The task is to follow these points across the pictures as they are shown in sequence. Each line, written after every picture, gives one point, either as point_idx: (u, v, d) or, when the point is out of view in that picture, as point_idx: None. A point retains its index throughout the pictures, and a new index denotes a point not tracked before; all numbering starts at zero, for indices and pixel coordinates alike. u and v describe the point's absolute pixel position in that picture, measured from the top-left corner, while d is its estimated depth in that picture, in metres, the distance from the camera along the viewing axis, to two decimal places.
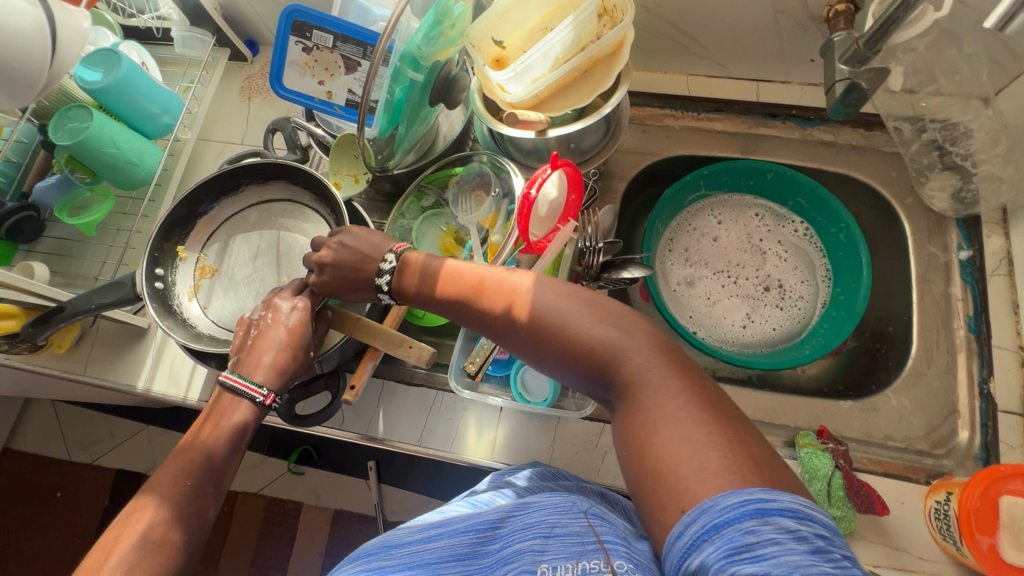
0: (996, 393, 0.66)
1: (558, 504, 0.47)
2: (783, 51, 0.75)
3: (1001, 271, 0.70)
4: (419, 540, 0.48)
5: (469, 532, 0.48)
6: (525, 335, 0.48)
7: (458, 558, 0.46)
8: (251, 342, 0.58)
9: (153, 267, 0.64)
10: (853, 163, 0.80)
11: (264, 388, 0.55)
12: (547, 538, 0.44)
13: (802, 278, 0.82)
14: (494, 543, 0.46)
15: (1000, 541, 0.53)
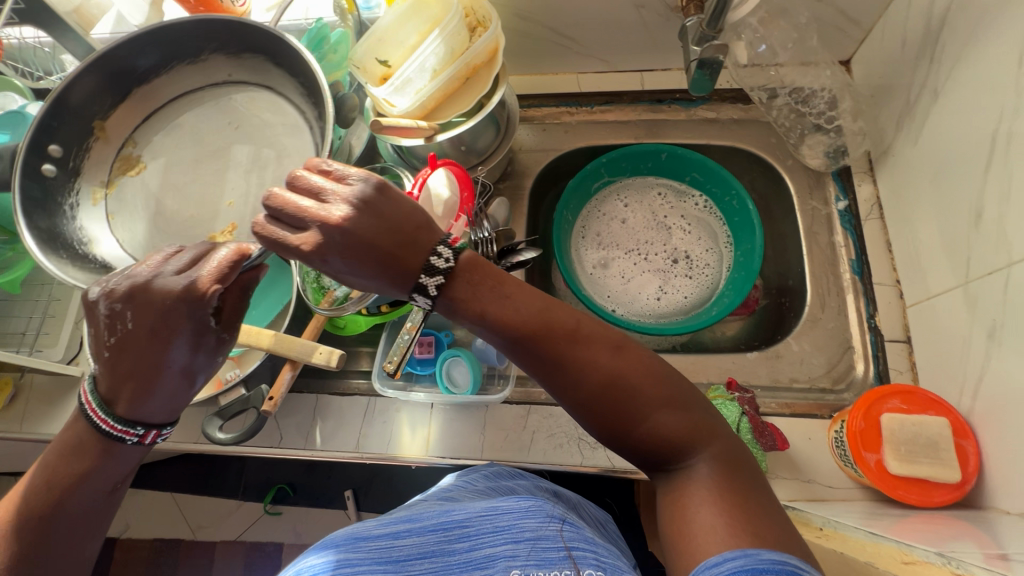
0: (882, 325, 0.72)
1: (528, 504, 0.45)
2: (654, 41, 0.82)
3: (874, 216, 0.77)
4: (387, 536, 0.42)
5: (436, 530, 0.43)
6: (598, 396, 0.44)
7: (422, 558, 0.41)
8: (115, 351, 0.45)
9: (46, 143, 0.59)
10: (736, 135, 0.86)
11: (140, 426, 0.47)
12: (518, 543, 0.41)
13: (705, 246, 0.88)
14: (460, 543, 0.42)
15: (885, 457, 0.58)
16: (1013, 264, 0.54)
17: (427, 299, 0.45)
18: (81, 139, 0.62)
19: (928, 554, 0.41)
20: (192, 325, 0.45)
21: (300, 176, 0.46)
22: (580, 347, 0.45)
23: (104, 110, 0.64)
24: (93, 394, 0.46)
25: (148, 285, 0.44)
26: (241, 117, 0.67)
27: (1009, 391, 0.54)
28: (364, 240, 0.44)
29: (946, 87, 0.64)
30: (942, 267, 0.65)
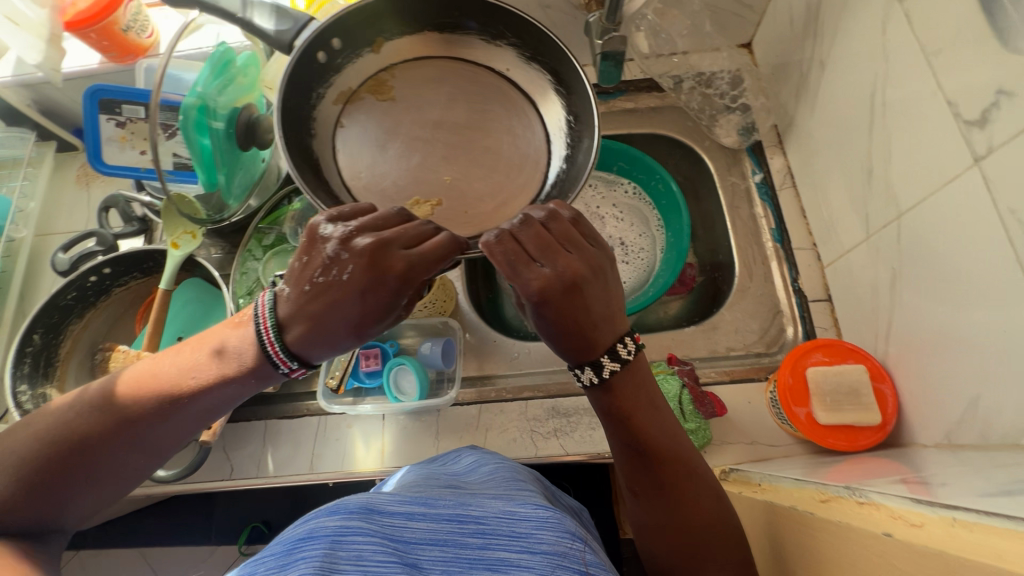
0: (805, 287, 0.76)
1: (551, 515, 0.40)
2: (565, 39, 0.85)
3: (787, 185, 0.81)
4: (400, 517, 0.38)
5: (450, 519, 0.39)
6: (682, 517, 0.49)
7: (431, 545, 0.37)
8: (319, 284, 0.45)
9: (331, 37, 0.57)
10: (655, 122, 0.90)
11: (294, 362, 0.46)
12: (534, 555, 0.36)
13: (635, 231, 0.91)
14: (473, 537, 0.37)
15: (814, 410, 0.61)
16: (902, 214, 0.58)
17: (593, 377, 0.47)
18: (359, 46, 0.61)
19: (835, 488, 0.41)
20: (390, 297, 0.46)
21: (562, 217, 0.48)
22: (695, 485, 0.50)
23: (360, 36, 0.60)
24: (270, 316, 0.46)
25: (377, 248, 0.45)
26: (456, 118, 0.65)
27: (913, 331, 0.58)
28: (576, 303, 0.45)
29: (829, 59, 0.68)
30: (848, 226, 0.69)
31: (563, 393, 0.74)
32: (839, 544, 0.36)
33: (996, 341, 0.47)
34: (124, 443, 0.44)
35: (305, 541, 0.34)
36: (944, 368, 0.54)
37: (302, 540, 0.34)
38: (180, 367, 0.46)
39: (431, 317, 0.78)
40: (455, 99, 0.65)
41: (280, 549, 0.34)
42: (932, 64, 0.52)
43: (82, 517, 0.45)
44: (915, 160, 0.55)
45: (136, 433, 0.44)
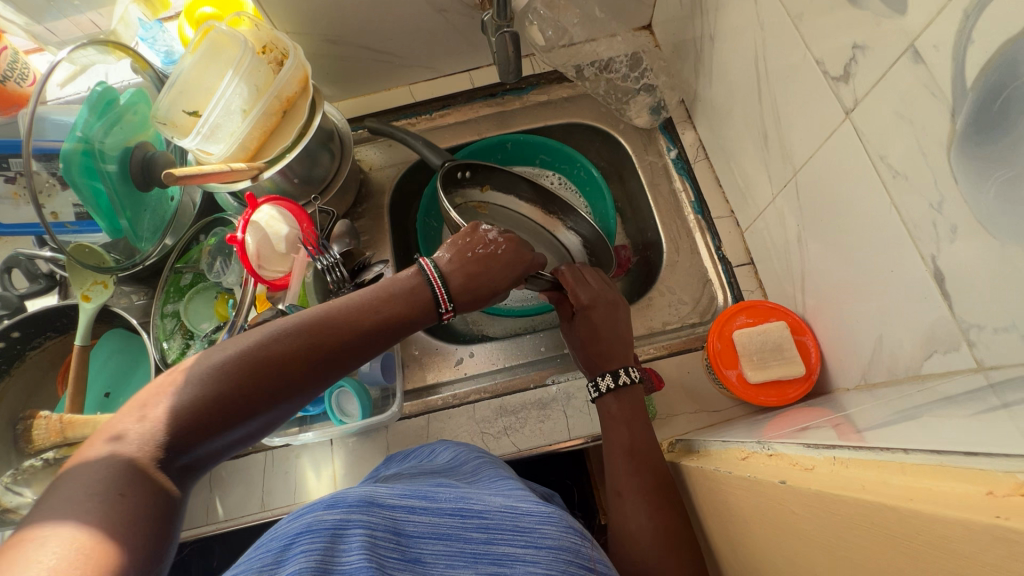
0: (728, 254, 0.78)
1: (551, 513, 0.43)
2: (468, 39, 0.85)
3: (701, 158, 0.84)
4: (402, 510, 0.39)
5: (452, 514, 0.40)
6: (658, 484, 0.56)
7: (434, 539, 0.38)
8: (476, 253, 0.59)
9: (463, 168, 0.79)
10: (570, 112, 0.91)
11: (450, 303, 0.56)
12: (539, 551, 0.39)
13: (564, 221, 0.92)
14: (476, 532, 0.39)
15: (742, 369, 0.63)
16: (798, 172, 0.61)
17: (611, 380, 0.61)
18: (477, 179, 0.83)
19: (751, 444, 0.42)
20: (518, 269, 0.60)
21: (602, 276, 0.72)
22: (665, 489, 0.55)
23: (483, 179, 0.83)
24: (436, 268, 0.56)
25: (521, 240, 0.63)
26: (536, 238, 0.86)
27: (824, 282, 0.61)
28: (614, 326, 0.65)
29: (717, 31, 0.70)
30: (757, 189, 0.72)
31: (509, 390, 0.74)
32: (752, 498, 0.37)
33: (889, 281, 0.50)
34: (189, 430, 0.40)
35: (303, 534, 0.34)
36: (853, 313, 0.56)
37: (301, 533, 0.35)
38: (358, 307, 0.51)
39: None
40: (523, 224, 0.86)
41: (281, 542, 0.35)
42: (799, 27, 0.54)
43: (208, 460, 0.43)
44: (800, 120, 0.58)
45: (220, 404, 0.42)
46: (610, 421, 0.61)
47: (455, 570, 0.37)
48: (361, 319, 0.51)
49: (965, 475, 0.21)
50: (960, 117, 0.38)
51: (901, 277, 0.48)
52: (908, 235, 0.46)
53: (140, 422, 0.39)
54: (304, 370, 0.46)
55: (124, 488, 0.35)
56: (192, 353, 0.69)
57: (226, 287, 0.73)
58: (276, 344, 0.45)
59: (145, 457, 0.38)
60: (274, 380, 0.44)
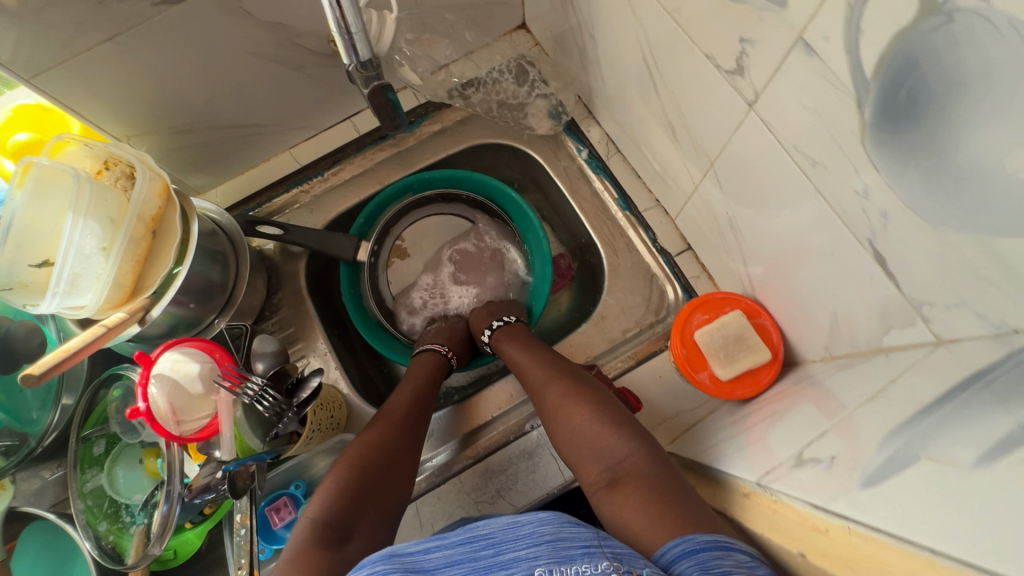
0: (666, 244, 0.76)
1: (546, 511, 0.44)
2: (339, 87, 0.77)
3: (612, 152, 0.81)
4: (419, 553, 0.42)
5: (463, 542, 0.42)
6: (552, 368, 0.66)
7: (449, 566, 0.41)
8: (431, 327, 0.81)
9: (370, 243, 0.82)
10: (469, 135, 0.85)
11: (442, 344, 0.77)
12: (541, 552, 0.40)
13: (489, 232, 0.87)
14: (484, 550, 0.41)
15: (712, 369, 0.63)
16: (714, 159, 0.59)
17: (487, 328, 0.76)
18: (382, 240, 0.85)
19: (752, 483, 0.46)
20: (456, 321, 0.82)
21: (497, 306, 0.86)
22: (556, 365, 0.66)
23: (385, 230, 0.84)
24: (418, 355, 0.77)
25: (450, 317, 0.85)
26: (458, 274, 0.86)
27: (767, 261, 0.60)
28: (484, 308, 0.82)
29: (596, 25, 0.67)
30: (677, 178, 0.70)
31: (492, 448, 0.70)
32: None
33: (830, 261, 0.49)
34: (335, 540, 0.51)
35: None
36: (802, 290, 0.56)
37: None
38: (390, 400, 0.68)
39: (325, 441, 0.67)
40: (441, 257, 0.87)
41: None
42: (680, 21, 0.51)
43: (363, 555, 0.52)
44: (705, 112, 0.55)
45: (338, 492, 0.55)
46: (500, 347, 0.73)
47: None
48: (407, 396, 0.67)
49: None
50: (867, 106, 0.36)
51: (843, 259, 0.47)
52: (841, 222, 0.45)
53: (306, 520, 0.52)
54: (393, 442, 0.61)
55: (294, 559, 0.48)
56: (135, 531, 0.59)
57: (149, 442, 0.64)
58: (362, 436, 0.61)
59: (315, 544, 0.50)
60: (370, 455, 0.59)
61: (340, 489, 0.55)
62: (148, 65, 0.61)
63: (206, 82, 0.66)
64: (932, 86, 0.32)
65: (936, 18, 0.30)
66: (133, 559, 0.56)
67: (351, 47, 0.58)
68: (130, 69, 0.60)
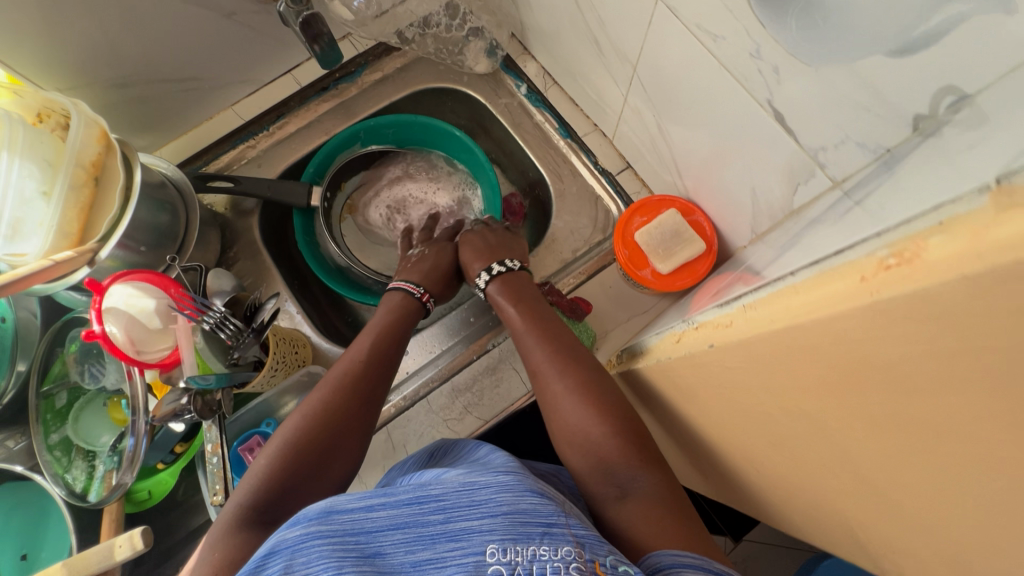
0: (607, 165, 0.80)
1: (510, 476, 0.39)
2: (275, 37, 0.78)
3: (550, 84, 0.84)
4: (360, 509, 0.36)
5: (411, 502, 0.37)
6: (561, 346, 0.60)
7: (392, 530, 0.35)
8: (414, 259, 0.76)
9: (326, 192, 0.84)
10: (411, 81, 0.87)
11: (419, 286, 0.72)
12: (497, 524, 0.35)
13: (424, 170, 0.91)
14: (434, 513, 0.36)
15: (654, 265, 0.67)
16: (636, 64, 0.63)
17: (485, 274, 0.69)
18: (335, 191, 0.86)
19: (681, 325, 0.44)
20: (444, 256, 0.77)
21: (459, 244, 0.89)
22: (566, 347, 0.60)
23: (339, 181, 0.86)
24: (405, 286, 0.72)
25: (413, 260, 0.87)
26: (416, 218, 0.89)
27: (695, 158, 0.64)
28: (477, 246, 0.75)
29: None
30: (609, 96, 0.74)
31: (456, 369, 0.73)
32: (698, 372, 0.38)
33: (743, 137, 0.53)
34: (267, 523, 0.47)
35: (270, 556, 0.34)
36: (725, 177, 0.60)
37: (264, 556, 0.34)
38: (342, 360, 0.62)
39: (291, 375, 0.69)
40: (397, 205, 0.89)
41: (253, 562, 0.34)
42: None
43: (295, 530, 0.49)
44: (622, 15, 0.59)
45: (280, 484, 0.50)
46: (498, 303, 0.67)
47: (418, 557, 0.35)
48: (359, 358, 0.61)
49: (837, 273, 0.22)
50: None
51: (753, 130, 0.51)
52: (745, 91, 0.49)
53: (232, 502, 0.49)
54: (341, 417, 0.56)
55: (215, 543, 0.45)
56: (107, 474, 0.60)
57: (112, 389, 0.64)
58: (306, 406, 0.56)
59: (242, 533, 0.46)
60: (316, 434, 0.54)
61: (275, 467, 0.51)
62: (72, 12, 0.60)
63: (135, 30, 0.66)
64: None
65: None
66: (105, 497, 0.57)
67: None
68: (55, 16, 0.60)
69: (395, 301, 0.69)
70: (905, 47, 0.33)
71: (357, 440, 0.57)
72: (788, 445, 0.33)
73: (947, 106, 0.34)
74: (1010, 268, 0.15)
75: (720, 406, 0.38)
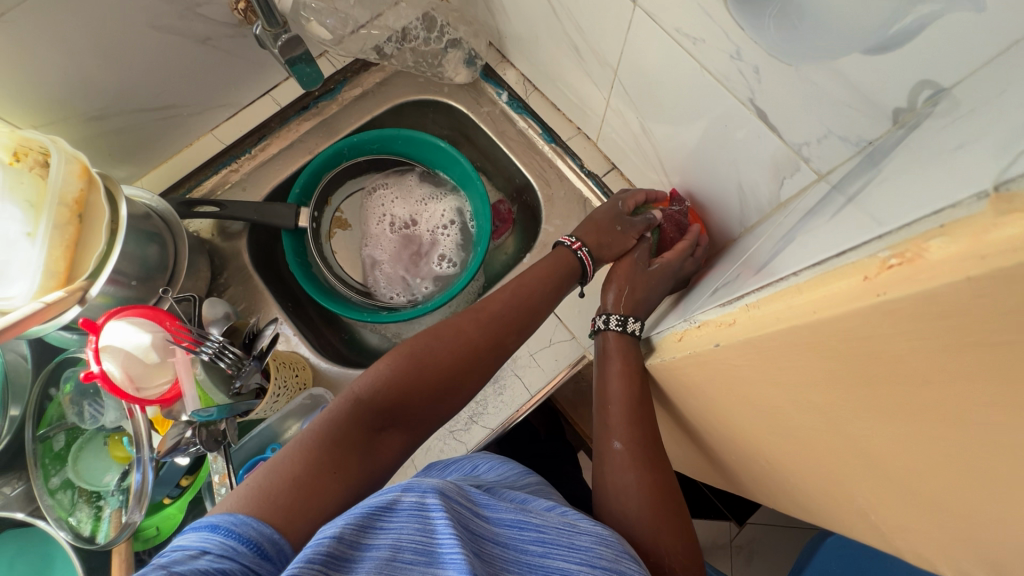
0: (592, 167, 0.81)
1: (604, 533, 0.42)
2: (250, 59, 0.77)
3: (530, 90, 0.84)
4: (468, 509, 0.37)
5: (512, 526, 0.39)
6: (644, 420, 0.56)
7: (493, 544, 0.37)
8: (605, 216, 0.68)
9: (314, 213, 0.84)
10: (391, 95, 0.87)
11: (581, 247, 0.66)
12: (595, 569, 0.38)
13: (391, 182, 0.91)
14: (532, 545, 0.38)
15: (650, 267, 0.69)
16: (617, 68, 0.63)
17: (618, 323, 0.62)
18: (324, 209, 0.86)
19: (682, 324, 0.45)
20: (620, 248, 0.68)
21: (450, 249, 0.89)
22: (650, 426, 0.57)
23: (327, 199, 0.87)
24: (582, 243, 0.67)
25: (406, 271, 0.88)
26: (406, 231, 0.89)
27: (681, 158, 0.65)
28: (638, 266, 0.66)
29: None
30: (590, 100, 0.74)
31: None
32: (701, 369, 0.40)
33: (725, 134, 0.55)
34: (378, 421, 0.49)
35: (391, 512, 0.34)
36: (710, 174, 0.62)
37: (384, 508, 0.34)
38: (503, 304, 0.60)
39: (294, 399, 0.68)
40: (383, 219, 0.89)
41: (368, 508, 0.34)
42: None
43: (394, 445, 0.50)
44: (601, 21, 0.59)
45: (403, 397, 0.51)
46: (608, 346, 0.61)
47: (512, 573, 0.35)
48: (515, 304, 0.60)
49: (839, 274, 0.23)
50: None
51: (736, 127, 0.52)
52: (725, 89, 0.50)
53: (352, 396, 0.50)
54: (484, 357, 0.56)
55: (318, 431, 0.46)
56: (111, 514, 0.59)
57: (112, 427, 0.63)
58: (446, 333, 0.56)
59: (357, 427, 0.48)
60: (450, 368, 0.54)
61: (402, 382, 0.52)
62: (44, 48, 0.59)
63: (110, 62, 0.65)
64: None
65: None
66: (114, 537, 0.57)
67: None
68: (29, 53, 0.59)
69: (559, 262, 0.65)
70: (882, 44, 0.35)
71: (477, 387, 0.56)
72: (794, 437, 0.34)
73: (925, 99, 0.35)
74: (1019, 268, 0.16)
75: (726, 401, 0.39)
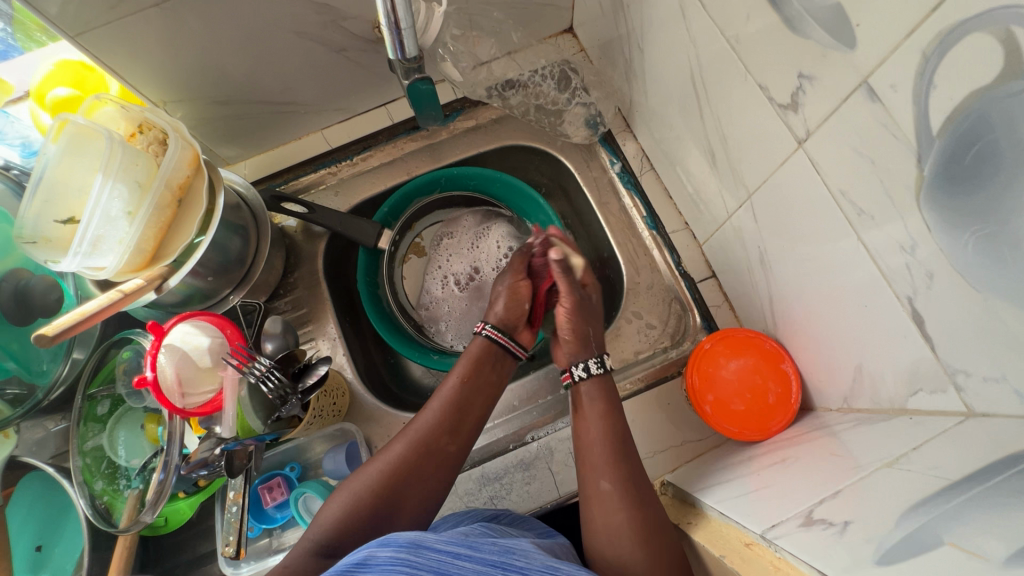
0: (690, 269, 0.75)
1: None
2: (377, 73, 0.76)
3: (646, 169, 0.79)
4: (447, 553, 0.39)
5: (494, 564, 0.41)
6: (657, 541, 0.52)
7: None
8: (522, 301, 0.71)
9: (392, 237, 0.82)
10: (502, 135, 0.84)
11: (488, 329, 0.68)
12: None
13: (473, 219, 0.87)
14: None
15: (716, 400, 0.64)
16: (752, 193, 0.57)
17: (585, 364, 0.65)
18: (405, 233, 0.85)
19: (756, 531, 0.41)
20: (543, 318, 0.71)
21: None
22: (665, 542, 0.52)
23: (410, 225, 0.85)
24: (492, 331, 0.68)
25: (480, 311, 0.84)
26: (484, 269, 0.85)
27: (794, 304, 0.58)
28: (579, 303, 0.69)
29: (645, 41, 0.65)
30: (707, 204, 0.69)
31: (487, 456, 0.69)
32: None
33: (859, 312, 0.47)
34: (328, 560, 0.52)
35: (362, 568, 0.38)
36: (824, 337, 0.55)
37: (357, 565, 0.38)
38: (422, 422, 0.61)
39: (326, 425, 0.67)
40: (455, 254, 0.86)
41: (342, 566, 0.38)
42: (737, 48, 0.49)
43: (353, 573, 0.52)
44: (750, 144, 0.54)
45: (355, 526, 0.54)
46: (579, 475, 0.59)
47: None
48: (445, 410, 0.62)
49: None
50: (926, 161, 0.35)
51: (877, 314, 0.45)
52: (880, 274, 0.43)
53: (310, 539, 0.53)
54: (415, 475, 0.58)
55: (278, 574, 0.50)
56: (129, 495, 0.60)
57: (153, 408, 0.64)
58: (370, 472, 0.57)
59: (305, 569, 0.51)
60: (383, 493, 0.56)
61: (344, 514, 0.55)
62: (191, 36, 0.60)
63: (249, 58, 0.66)
64: (1002, 150, 0.30)
65: (1017, 82, 0.28)
66: (127, 525, 0.58)
67: (398, 43, 0.55)
68: (177, 39, 0.60)
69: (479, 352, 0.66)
70: None
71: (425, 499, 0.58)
72: None
73: None
74: None
75: None
